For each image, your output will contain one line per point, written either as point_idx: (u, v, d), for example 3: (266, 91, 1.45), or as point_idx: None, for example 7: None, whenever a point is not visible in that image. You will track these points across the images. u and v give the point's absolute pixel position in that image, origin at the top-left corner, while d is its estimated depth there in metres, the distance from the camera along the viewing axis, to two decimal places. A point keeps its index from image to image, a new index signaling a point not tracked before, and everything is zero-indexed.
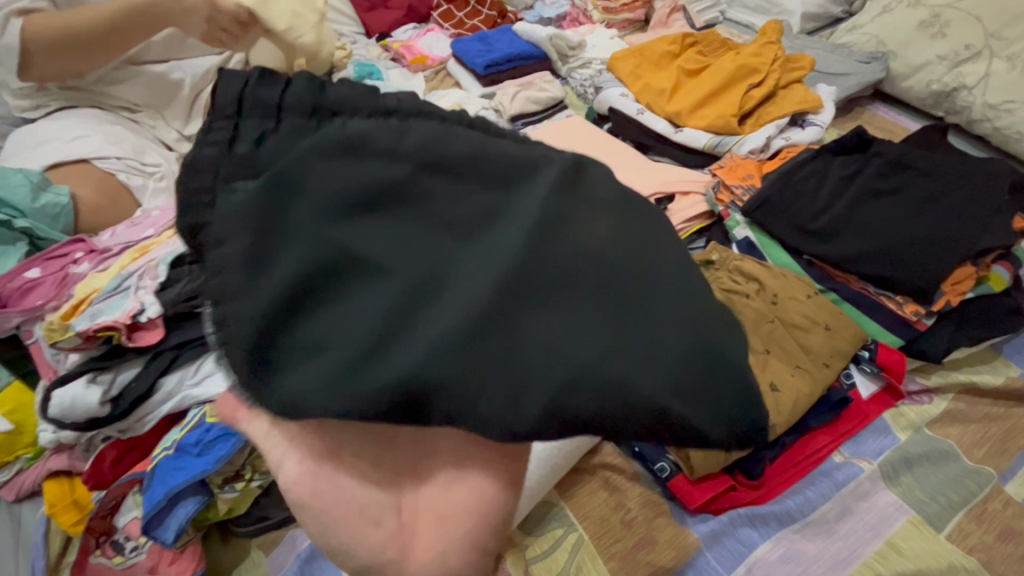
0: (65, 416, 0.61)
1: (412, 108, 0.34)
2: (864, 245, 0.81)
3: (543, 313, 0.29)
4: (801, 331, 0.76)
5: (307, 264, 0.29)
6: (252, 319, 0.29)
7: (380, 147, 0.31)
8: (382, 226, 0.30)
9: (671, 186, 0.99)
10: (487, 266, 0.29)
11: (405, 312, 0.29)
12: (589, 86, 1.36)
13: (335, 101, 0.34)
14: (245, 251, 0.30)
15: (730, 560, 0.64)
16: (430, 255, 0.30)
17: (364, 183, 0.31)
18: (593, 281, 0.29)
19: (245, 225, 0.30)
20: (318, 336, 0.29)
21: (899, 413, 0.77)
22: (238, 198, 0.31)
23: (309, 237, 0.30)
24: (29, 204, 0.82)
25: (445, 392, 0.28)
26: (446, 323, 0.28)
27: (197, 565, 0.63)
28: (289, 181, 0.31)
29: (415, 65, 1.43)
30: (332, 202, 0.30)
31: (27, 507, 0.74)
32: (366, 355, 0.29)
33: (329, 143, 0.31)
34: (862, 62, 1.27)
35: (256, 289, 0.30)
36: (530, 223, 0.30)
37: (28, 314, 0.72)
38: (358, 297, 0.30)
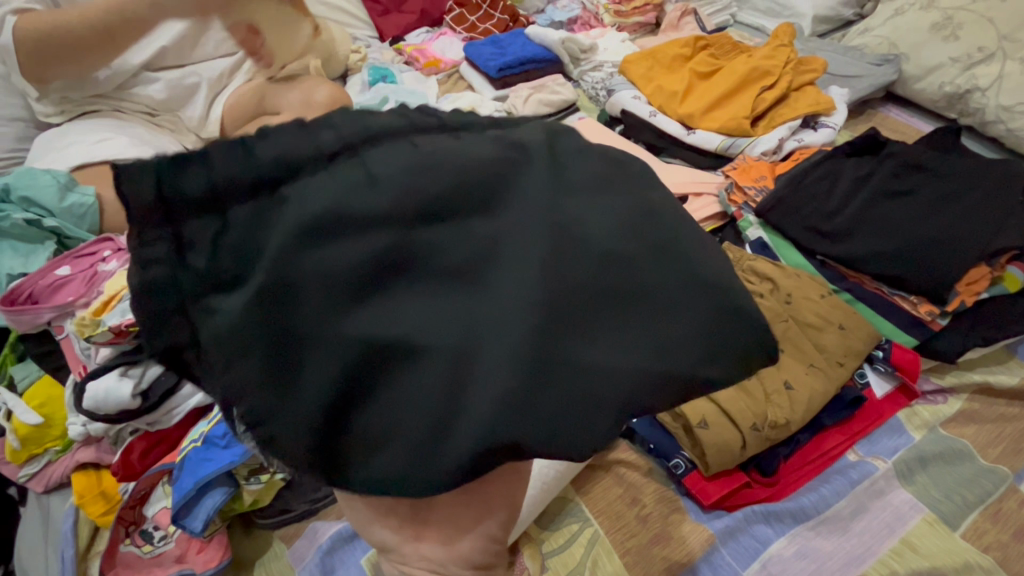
0: (99, 408, 0.63)
1: (361, 133, 0.31)
2: (878, 244, 0.82)
3: (585, 346, 0.30)
4: (816, 330, 0.77)
5: (339, 359, 0.29)
6: (310, 429, 0.30)
7: (357, 211, 0.29)
8: (400, 294, 0.30)
9: (683, 188, 1.00)
10: (513, 322, 0.30)
11: (453, 390, 0.30)
12: (601, 89, 1.37)
13: (269, 160, 0.29)
14: (265, 372, 0.29)
15: (745, 557, 0.65)
16: (459, 327, 0.30)
17: (359, 251, 0.29)
18: (601, 297, 0.31)
19: (253, 345, 0.29)
20: (381, 423, 0.30)
21: (913, 413, 0.77)
22: (222, 318, 0.29)
23: (330, 329, 0.29)
24: (57, 204, 0.84)
25: (524, 441, 0.30)
26: (499, 386, 0.29)
27: (223, 554, 0.65)
28: (279, 283, 0.28)
29: (428, 68, 1.44)
30: (334, 286, 0.29)
31: (55, 499, 0.76)
32: (436, 433, 0.30)
33: (294, 226, 0.28)
34: (874, 64, 1.27)
35: (297, 401, 0.30)
36: (542, 251, 0.30)
37: (60, 310, 0.75)
38: (398, 381, 0.30)
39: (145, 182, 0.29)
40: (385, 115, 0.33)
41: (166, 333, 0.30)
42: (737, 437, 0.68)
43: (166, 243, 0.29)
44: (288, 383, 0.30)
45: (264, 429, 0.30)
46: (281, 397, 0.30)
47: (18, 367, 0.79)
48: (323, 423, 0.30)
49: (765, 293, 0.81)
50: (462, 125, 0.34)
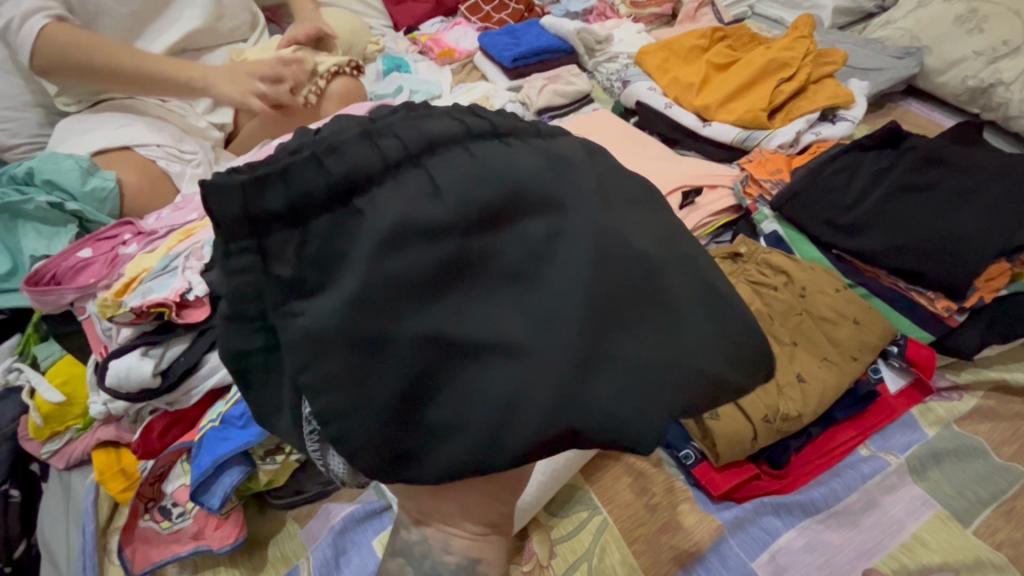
0: (121, 386, 0.65)
1: (421, 141, 0.32)
2: (896, 239, 0.81)
3: (629, 334, 0.33)
4: (830, 324, 0.76)
5: (413, 353, 0.31)
6: (384, 418, 0.32)
7: (425, 223, 0.31)
8: (466, 296, 0.32)
9: (699, 179, 0.98)
10: (567, 321, 0.31)
11: (513, 378, 0.32)
12: (615, 80, 1.35)
13: (340, 175, 0.30)
14: (345, 369, 0.31)
15: (754, 547, 0.65)
16: (517, 326, 0.32)
17: (429, 259, 0.31)
18: (638, 299, 0.33)
19: (331, 346, 0.31)
20: (446, 415, 0.33)
21: (927, 409, 0.77)
22: (307, 320, 0.30)
23: (402, 328, 0.31)
24: (80, 188, 0.86)
25: (580, 425, 0.32)
26: (552, 374, 0.31)
27: (239, 532, 0.66)
28: (367, 293, 0.30)
29: (443, 58, 1.45)
30: (408, 288, 0.31)
31: (76, 475, 0.78)
32: (498, 425, 0.32)
33: (380, 230, 0.30)
34: (895, 57, 1.25)
35: (372, 397, 0.32)
36: (591, 245, 0.32)
37: (82, 292, 0.76)
38: (463, 375, 0.32)
39: (232, 196, 0.29)
40: (440, 119, 0.34)
41: (241, 339, 0.34)
42: (748, 428, 0.68)
43: (253, 255, 0.31)
44: (363, 381, 0.31)
45: (336, 425, 0.32)
46: (355, 392, 0.31)
47: (42, 346, 0.81)
48: (393, 414, 0.32)
49: (779, 286, 0.80)
50: (508, 132, 0.35)
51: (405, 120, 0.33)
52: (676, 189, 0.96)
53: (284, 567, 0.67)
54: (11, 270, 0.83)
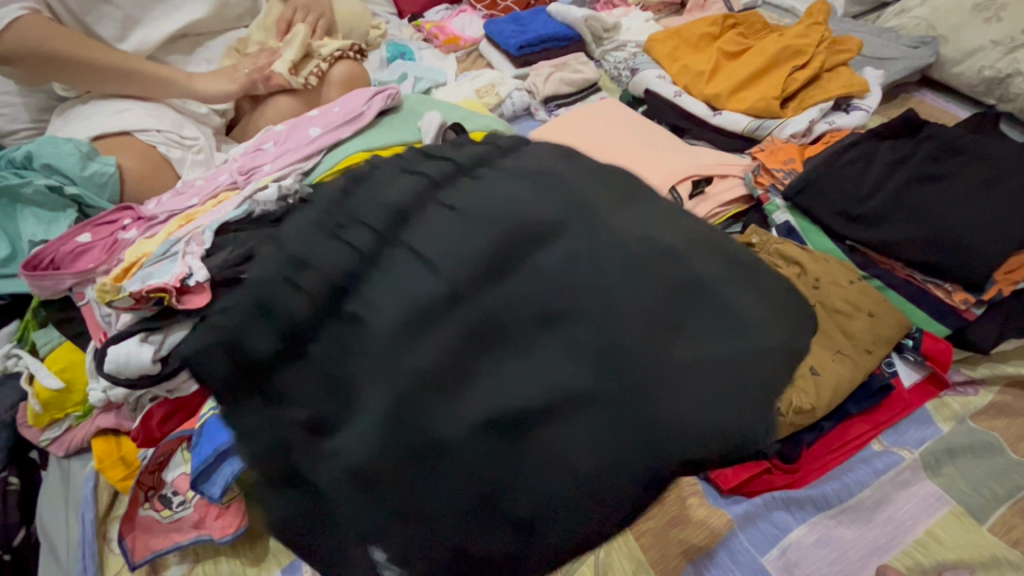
0: (120, 372, 0.64)
1: (389, 213, 0.31)
2: (912, 230, 0.79)
3: (686, 341, 0.29)
4: (844, 316, 0.74)
5: (469, 451, 0.27)
6: (472, 538, 0.27)
7: (425, 294, 0.28)
8: (498, 368, 0.28)
9: (709, 168, 0.97)
10: (620, 370, 0.28)
11: (597, 459, 0.27)
12: (624, 68, 1.31)
13: (315, 285, 0.29)
14: (397, 505, 0.27)
15: (764, 542, 0.64)
16: (573, 387, 0.27)
17: (441, 336, 0.28)
18: (678, 329, 0.29)
19: (375, 478, 0.26)
20: (544, 512, 0.27)
21: (942, 404, 0.75)
22: (335, 462, 0.27)
23: (445, 428, 0.27)
24: (79, 172, 0.84)
25: (696, 450, 0.28)
26: (623, 434, 0.27)
27: (240, 522, 0.64)
28: (393, 400, 0.27)
29: (448, 45, 1.42)
30: (437, 376, 0.27)
31: (75, 463, 0.76)
32: (600, 506, 0.27)
33: (387, 318, 0.28)
34: (910, 47, 1.23)
35: (446, 515, 0.27)
36: (608, 260, 0.30)
37: (81, 276, 0.75)
38: (529, 453, 0.27)
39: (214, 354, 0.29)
40: (398, 180, 0.33)
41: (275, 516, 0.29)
42: None
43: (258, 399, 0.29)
44: (427, 499, 0.27)
45: (422, 567, 0.27)
46: (421, 519, 0.27)
47: (41, 333, 0.80)
48: (481, 527, 0.27)
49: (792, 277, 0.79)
50: (475, 165, 0.35)
51: (361, 196, 0.33)
52: (685, 178, 0.94)
53: (285, 558, 0.66)
54: (10, 255, 0.82)
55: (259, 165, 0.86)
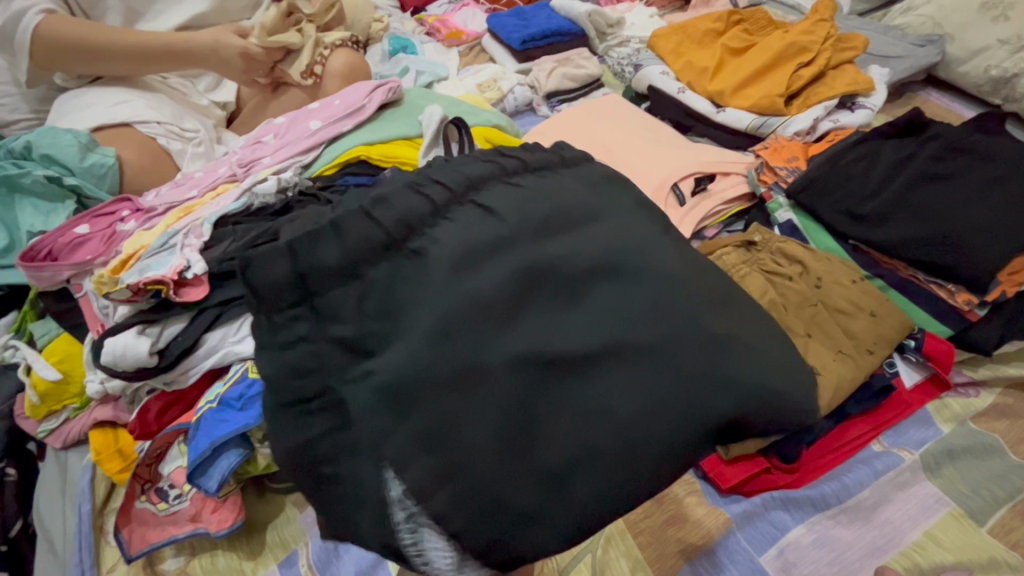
0: (117, 364, 0.63)
1: (463, 182, 0.40)
2: (915, 230, 0.78)
3: (703, 314, 0.38)
4: (845, 316, 0.74)
5: (508, 380, 0.35)
6: (497, 462, 0.34)
7: (492, 242, 0.37)
8: (546, 317, 0.37)
9: (711, 166, 0.96)
10: (626, 320, 0.37)
11: (607, 397, 0.35)
12: (626, 64, 1.30)
13: (390, 222, 0.37)
14: (442, 419, 0.34)
15: (763, 542, 0.63)
16: (601, 338, 0.36)
17: (503, 286, 0.36)
18: (680, 292, 0.38)
19: (420, 391, 0.34)
20: (559, 442, 0.35)
21: (943, 405, 0.75)
22: (383, 373, 0.34)
23: (490, 358, 0.35)
24: (78, 163, 0.83)
25: (696, 415, 0.36)
26: (639, 374, 0.36)
27: (237, 515, 0.64)
28: (444, 327, 0.34)
29: (451, 39, 1.42)
30: (487, 314, 0.35)
31: (73, 455, 0.76)
32: (617, 439, 0.35)
33: (445, 264, 0.36)
34: (916, 45, 1.22)
35: (491, 443, 0.34)
36: (628, 242, 0.40)
37: (78, 268, 0.74)
38: (565, 392, 0.35)
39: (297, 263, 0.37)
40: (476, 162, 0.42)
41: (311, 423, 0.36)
42: None
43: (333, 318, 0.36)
44: (473, 423, 0.34)
45: (455, 481, 0.33)
46: (456, 440, 0.34)
47: (38, 324, 0.79)
48: (509, 450, 0.34)
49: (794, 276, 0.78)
50: (538, 166, 0.43)
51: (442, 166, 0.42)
52: (684, 176, 0.94)
53: (281, 552, 0.66)
54: (8, 245, 0.81)
55: (258, 158, 0.86)
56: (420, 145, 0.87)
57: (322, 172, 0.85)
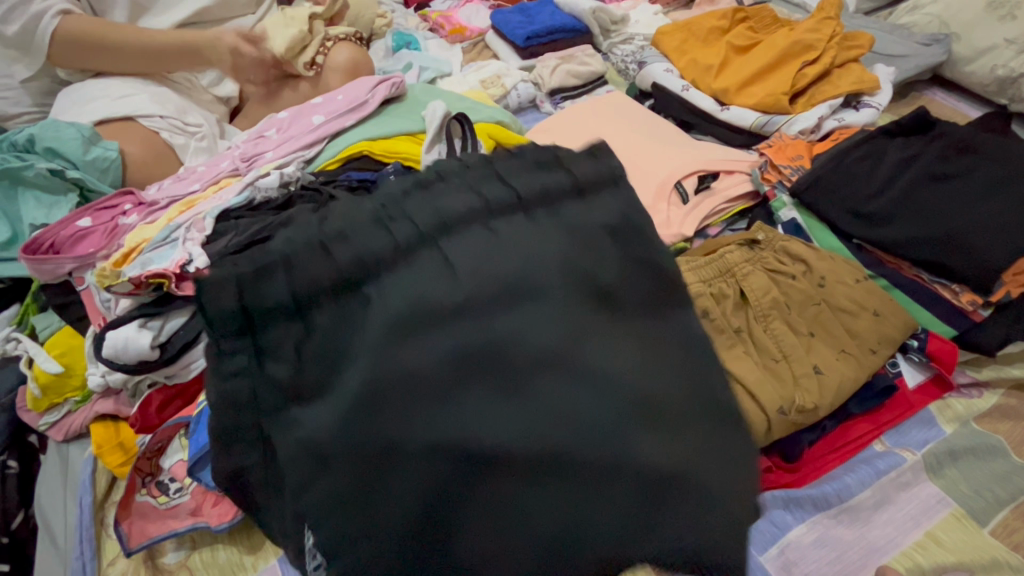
0: (118, 357, 0.63)
1: (438, 221, 0.35)
2: (920, 230, 0.78)
3: (651, 412, 0.36)
4: (848, 314, 0.74)
5: (420, 472, 0.33)
6: (395, 551, 0.33)
7: (440, 304, 0.34)
8: (476, 401, 0.33)
9: (715, 164, 0.96)
10: (549, 427, 0.34)
11: (521, 497, 0.33)
12: (631, 62, 1.32)
13: (346, 260, 0.34)
14: (355, 488, 0.33)
15: (763, 542, 0.63)
16: (524, 434, 0.33)
17: (436, 359, 0.33)
18: (627, 409, 0.35)
19: (335, 454, 0.33)
20: (468, 547, 0.34)
21: (946, 405, 0.75)
22: (303, 430, 0.33)
23: (411, 440, 0.33)
24: (81, 157, 0.83)
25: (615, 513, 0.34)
26: (579, 479, 0.34)
27: (237, 509, 0.64)
28: (368, 395, 0.32)
29: (454, 36, 1.42)
30: (413, 392, 0.33)
31: (74, 448, 0.77)
32: (539, 541, 0.34)
33: (377, 334, 0.33)
34: (922, 44, 1.21)
35: (376, 513, 0.33)
36: (576, 305, 0.36)
37: (81, 261, 0.74)
38: (495, 484, 0.33)
39: (234, 291, 0.33)
40: (462, 170, 0.39)
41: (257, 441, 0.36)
42: (760, 421, 0.66)
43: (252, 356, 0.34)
44: (371, 504, 0.33)
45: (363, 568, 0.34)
46: (368, 518, 0.33)
47: (40, 317, 0.79)
48: (410, 548, 0.33)
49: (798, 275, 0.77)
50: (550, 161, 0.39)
51: (422, 199, 0.36)
52: (688, 174, 0.93)
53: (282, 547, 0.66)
54: (11, 238, 0.82)
55: (261, 152, 0.85)
56: (424, 141, 0.87)
57: (324, 167, 0.84)
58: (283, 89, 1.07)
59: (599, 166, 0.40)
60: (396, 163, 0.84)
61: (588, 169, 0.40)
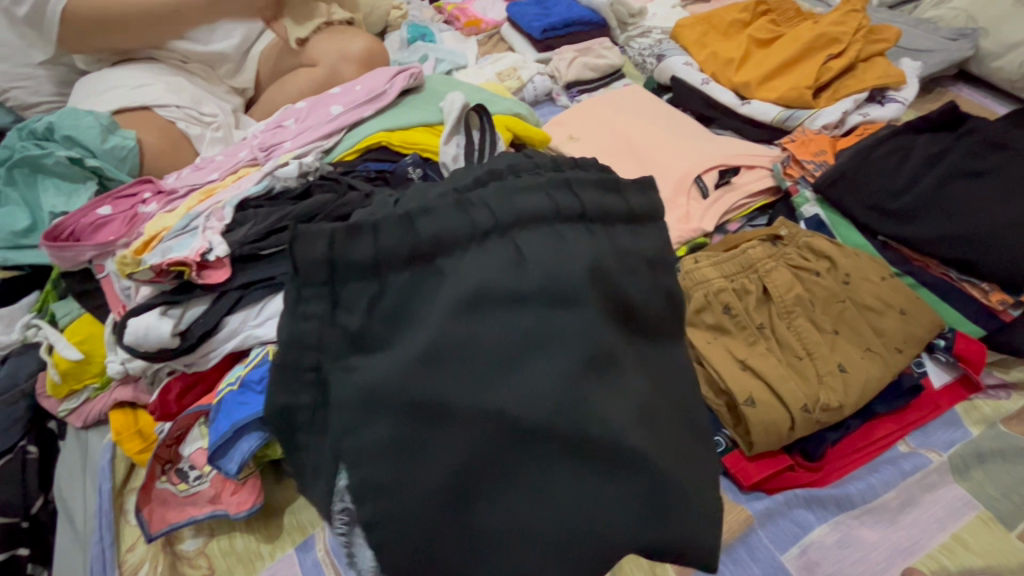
0: (138, 345, 0.62)
1: (512, 216, 0.35)
2: (947, 228, 0.77)
3: (663, 417, 0.38)
4: (874, 313, 0.73)
5: (467, 440, 0.33)
6: (422, 517, 0.32)
7: (506, 292, 0.33)
8: (530, 378, 0.33)
9: (736, 159, 0.94)
10: (590, 415, 0.34)
11: (554, 476, 0.34)
12: (649, 55, 1.28)
13: (427, 235, 0.33)
14: (396, 444, 0.32)
15: (785, 541, 0.62)
16: (570, 416, 0.33)
17: (499, 333, 0.33)
18: (647, 414, 0.36)
19: (392, 402, 0.32)
20: (497, 520, 0.33)
21: (973, 407, 0.73)
22: (364, 374, 0.33)
23: (462, 403, 0.32)
24: (99, 145, 0.83)
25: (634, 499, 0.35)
26: (608, 471, 0.34)
27: (256, 498, 0.64)
28: (433, 353, 0.32)
29: (470, 28, 1.40)
30: (474, 363, 0.33)
31: (93, 435, 0.77)
32: (561, 523, 0.34)
33: (447, 303, 0.33)
34: (948, 38, 1.18)
35: (411, 474, 0.32)
36: (622, 304, 0.37)
37: (101, 249, 0.75)
38: (532, 462, 0.33)
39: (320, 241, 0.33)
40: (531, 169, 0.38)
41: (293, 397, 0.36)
42: (784, 416, 0.65)
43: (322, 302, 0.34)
44: (410, 465, 0.32)
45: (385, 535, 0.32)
46: (402, 480, 0.32)
47: (60, 304, 0.79)
48: (439, 518, 0.33)
49: (822, 271, 0.76)
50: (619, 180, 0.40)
51: (501, 194, 0.35)
52: (708, 169, 0.92)
53: (299, 537, 0.66)
54: (31, 225, 0.82)
55: (279, 142, 0.85)
56: (442, 132, 0.86)
57: (342, 158, 0.84)
58: (298, 78, 1.07)
59: (645, 199, 0.40)
60: (414, 154, 0.83)
61: (639, 200, 0.40)
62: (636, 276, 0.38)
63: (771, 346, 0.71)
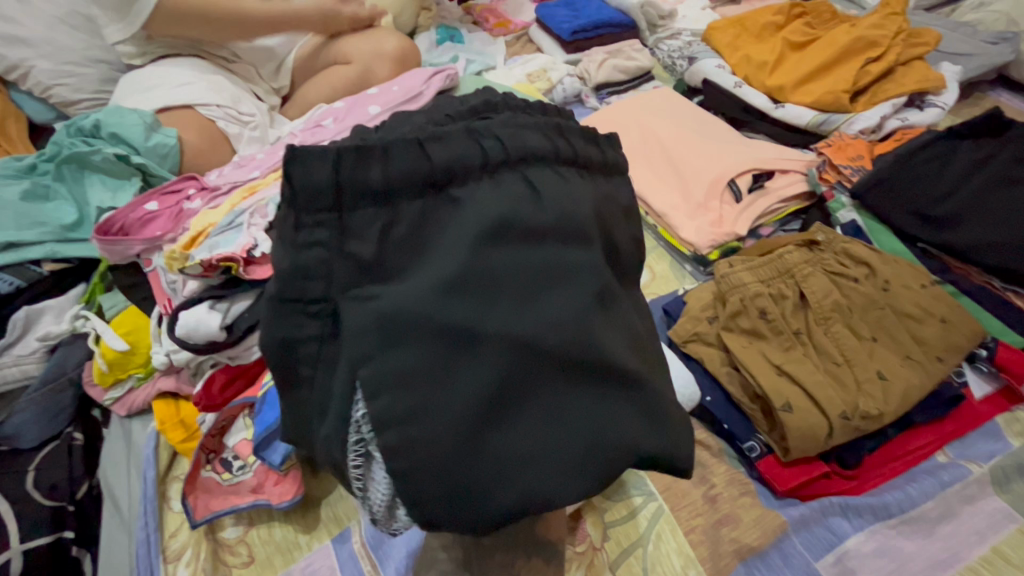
0: (189, 338, 0.65)
1: (521, 149, 0.33)
2: (993, 235, 0.76)
3: (646, 352, 0.40)
4: (915, 321, 0.72)
5: (494, 365, 0.31)
6: (454, 442, 0.31)
7: (527, 222, 0.32)
8: (551, 306, 0.33)
9: (769, 163, 0.93)
10: (602, 343, 0.34)
11: (570, 399, 0.33)
12: (678, 57, 1.28)
13: (441, 162, 0.31)
14: (423, 368, 0.31)
15: (818, 547, 0.62)
16: (588, 342, 0.33)
17: (523, 261, 0.32)
18: (637, 346, 0.38)
19: (418, 327, 0.30)
20: (518, 445, 0.32)
21: (1013, 418, 0.72)
22: (388, 301, 0.30)
23: (491, 325, 0.31)
24: (142, 143, 0.86)
25: (636, 425, 0.35)
26: (620, 396, 0.35)
27: (297, 489, 0.66)
28: (464, 276, 0.31)
29: (498, 28, 1.42)
30: (497, 288, 0.32)
31: (136, 424, 0.80)
32: (583, 450, 0.33)
33: (470, 232, 0.31)
34: (989, 42, 1.16)
35: (439, 399, 0.31)
36: (609, 247, 0.39)
37: (149, 244, 0.77)
38: (552, 387, 0.33)
39: (322, 164, 0.30)
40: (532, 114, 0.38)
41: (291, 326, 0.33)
42: (822, 423, 0.64)
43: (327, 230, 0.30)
44: (439, 390, 0.31)
45: (416, 459, 0.31)
46: (427, 405, 0.31)
47: (106, 297, 0.83)
48: (463, 445, 0.31)
49: (861, 278, 0.75)
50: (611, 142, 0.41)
51: (507, 125, 0.34)
52: (742, 173, 0.92)
53: (335, 528, 0.68)
54: (78, 220, 0.85)
55: (319, 141, 0.87)
56: None
57: None
58: (333, 77, 1.08)
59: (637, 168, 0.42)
60: None
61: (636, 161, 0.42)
62: (623, 224, 0.40)
63: (807, 352, 0.70)
